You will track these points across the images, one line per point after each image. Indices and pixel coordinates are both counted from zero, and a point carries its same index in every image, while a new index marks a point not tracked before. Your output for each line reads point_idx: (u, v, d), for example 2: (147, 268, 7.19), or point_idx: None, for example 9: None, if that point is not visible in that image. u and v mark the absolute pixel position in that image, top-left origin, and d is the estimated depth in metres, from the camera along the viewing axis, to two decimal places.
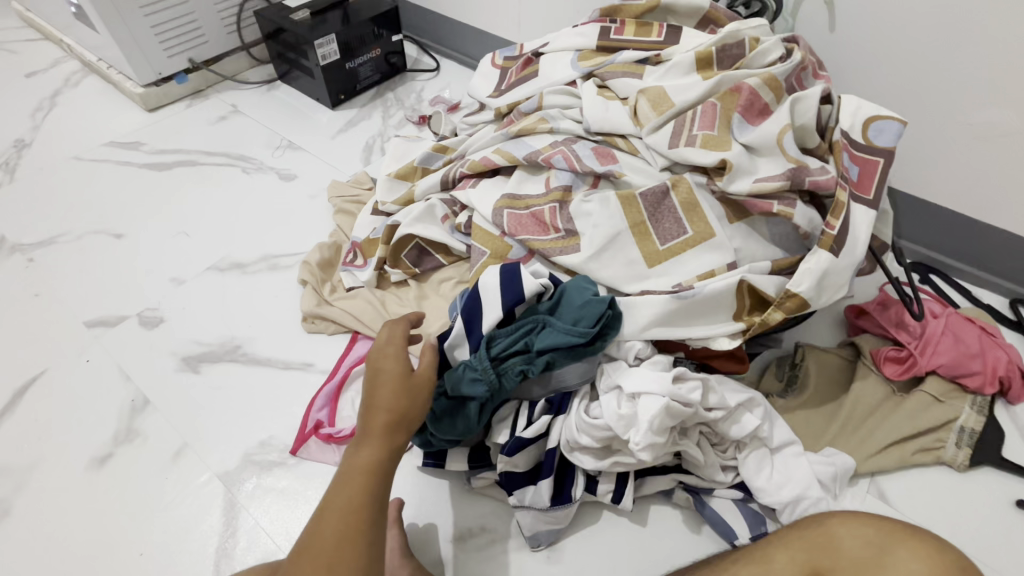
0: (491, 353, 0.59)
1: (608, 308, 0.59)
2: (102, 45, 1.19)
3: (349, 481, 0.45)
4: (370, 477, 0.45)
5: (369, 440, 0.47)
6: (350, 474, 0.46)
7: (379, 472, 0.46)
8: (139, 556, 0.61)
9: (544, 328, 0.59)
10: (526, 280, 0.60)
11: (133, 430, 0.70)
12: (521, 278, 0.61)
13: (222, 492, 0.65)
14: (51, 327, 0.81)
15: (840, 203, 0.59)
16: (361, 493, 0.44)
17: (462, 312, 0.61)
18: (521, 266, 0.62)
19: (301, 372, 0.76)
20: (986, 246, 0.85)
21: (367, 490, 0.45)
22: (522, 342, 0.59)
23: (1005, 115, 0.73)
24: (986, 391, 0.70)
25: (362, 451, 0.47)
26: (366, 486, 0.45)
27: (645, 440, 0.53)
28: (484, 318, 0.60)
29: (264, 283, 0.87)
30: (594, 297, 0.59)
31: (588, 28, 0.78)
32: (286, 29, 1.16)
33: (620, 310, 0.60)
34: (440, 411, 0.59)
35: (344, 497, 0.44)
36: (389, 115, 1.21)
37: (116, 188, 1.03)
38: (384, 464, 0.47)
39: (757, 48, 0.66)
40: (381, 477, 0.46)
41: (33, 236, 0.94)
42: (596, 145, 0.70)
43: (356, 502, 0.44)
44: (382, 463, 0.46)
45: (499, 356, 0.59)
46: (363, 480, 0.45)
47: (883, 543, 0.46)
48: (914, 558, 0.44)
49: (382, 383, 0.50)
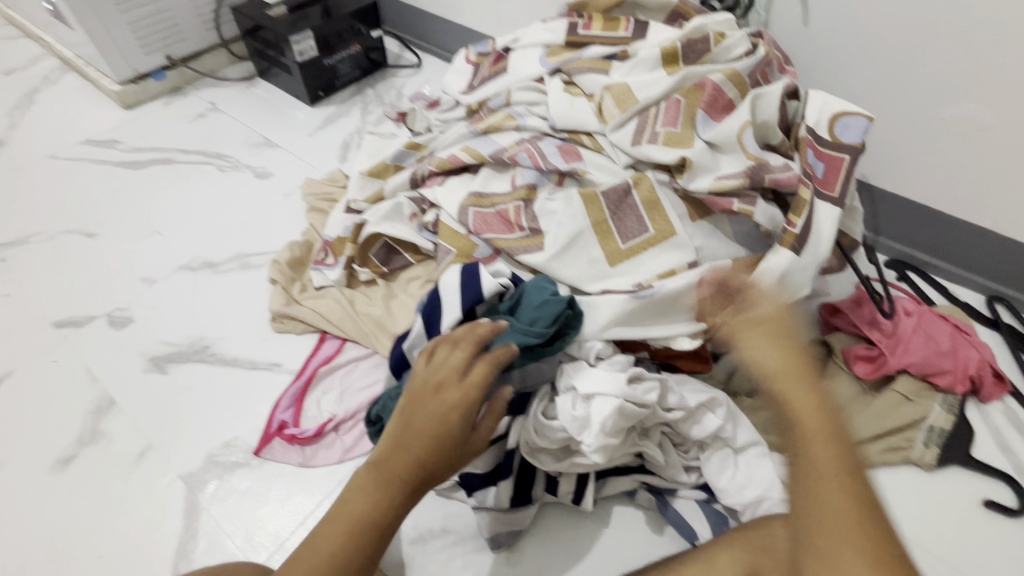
0: None
1: (567, 308, 0.58)
2: (78, 42, 1.18)
3: (354, 511, 0.43)
4: (360, 531, 0.42)
5: (379, 489, 0.43)
6: (344, 514, 0.43)
7: (385, 520, 0.43)
8: (99, 559, 0.61)
9: None
10: (485, 280, 0.60)
11: (97, 431, 0.70)
12: (481, 278, 0.61)
13: (184, 493, 0.65)
14: (19, 328, 0.80)
15: (802, 201, 0.58)
16: (356, 533, 0.42)
17: (422, 312, 0.62)
18: (482, 266, 0.62)
19: (268, 371, 0.75)
20: (963, 242, 0.84)
21: (353, 541, 0.42)
22: None
23: (978, 110, 0.72)
24: (956, 390, 0.70)
25: (367, 494, 0.43)
26: (353, 538, 0.42)
27: (599, 442, 0.53)
28: (444, 319, 0.60)
29: (234, 283, 0.86)
30: (552, 297, 0.58)
31: (557, 23, 0.77)
32: (263, 25, 1.15)
33: (580, 309, 0.60)
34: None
35: (340, 528, 0.43)
36: (368, 111, 1.20)
37: (90, 186, 1.03)
38: (380, 523, 0.43)
39: (722, 43, 0.65)
40: (373, 540, 0.43)
41: (5, 236, 0.93)
42: (562, 142, 0.69)
43: (336, 552, 0.42)
44: (382, 519, 0.43)
45: None
46: (367, 523, 0.43)
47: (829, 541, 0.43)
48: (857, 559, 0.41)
49: (434, 432, 0.45)
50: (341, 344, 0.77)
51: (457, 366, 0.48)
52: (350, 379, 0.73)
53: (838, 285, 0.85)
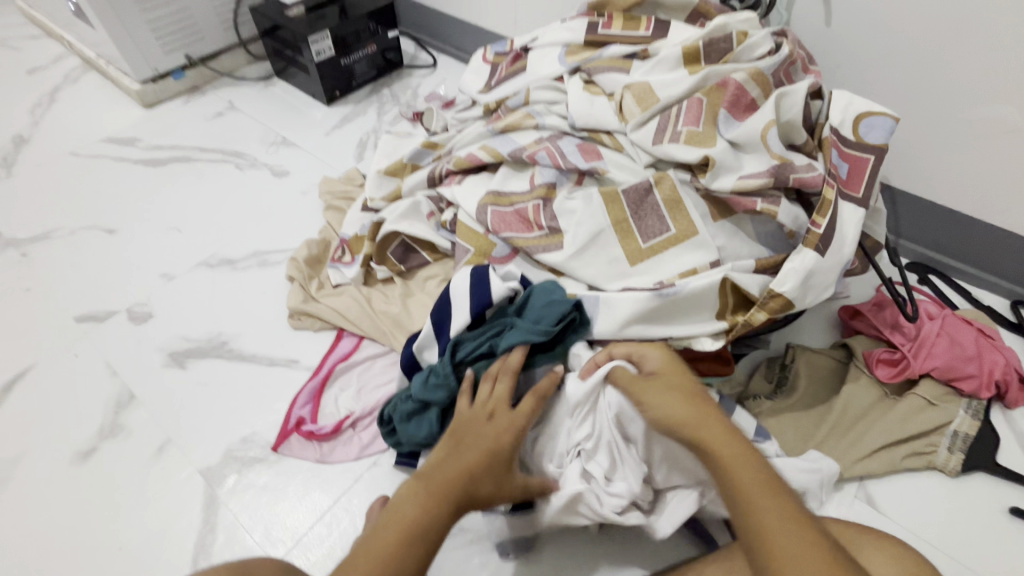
0: (456, 357, 0.59)
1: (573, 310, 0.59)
2: (100, 42, 1.20)
3: (415, 505, 0.44)
4: (415, 536, 0.42)
5: (439, 495, 0.45)
6: (400, 519, 0.43)
7: (440, 523, 0.44)
8: (118, 551, 0.61)
9: (509, 329, 0.59)
10: (493, 283, 0.60)
11: (118, 424, 0.71)
12: (489, 280, 0.61)
13: (203, 488, 0.65)
14: (42, 322, 0.81)
15: (827, 200, 0.57)
16: (414, 529, 0.43)
17: (432, 316, 0.63)
18: (491, 269, 0.62)
19: (286, 368, 0.76)
20: (987, 246, 0.82)
21: (410, 543, 0.42)
22: (487, 345, 0.59)
23: (1007, 111, 0.71)
24: (981, 395, 0.69)
25: (428, 495, 0.45)
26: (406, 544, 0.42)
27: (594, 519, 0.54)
28: (453, 322, 0.61)
29: (252, 280, 0.87)
30: (559, 298, 0.59)
31: (576, 23, 0.77)
32: (281, 26, 1.16)
33: (587, 316, 0.61)
34: (409, 412, 0.60)
35: (400, 521, 0.43)
36: (383, 111, 1.21)
37: (111, 184, 1.04)
38: (432, 532, 0.43)
39: (745, 42, 0.64)
40: (425, 554, 0.42)
41: (28, 231, 0.94)
42: (582, 141, 0.69)
43: (392, 555, 0.41)
44: (435, 530, 0.43)
45: (465, 360, 0.59)
46: (423, 522, 0.43)
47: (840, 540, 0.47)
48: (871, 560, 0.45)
49: (484, 446, 0.50)
50: (358, 341, 0.77)
51: (504, 398, 0.54)
52: (367, 377, 0.73)
53: (858, 288, 0.84)
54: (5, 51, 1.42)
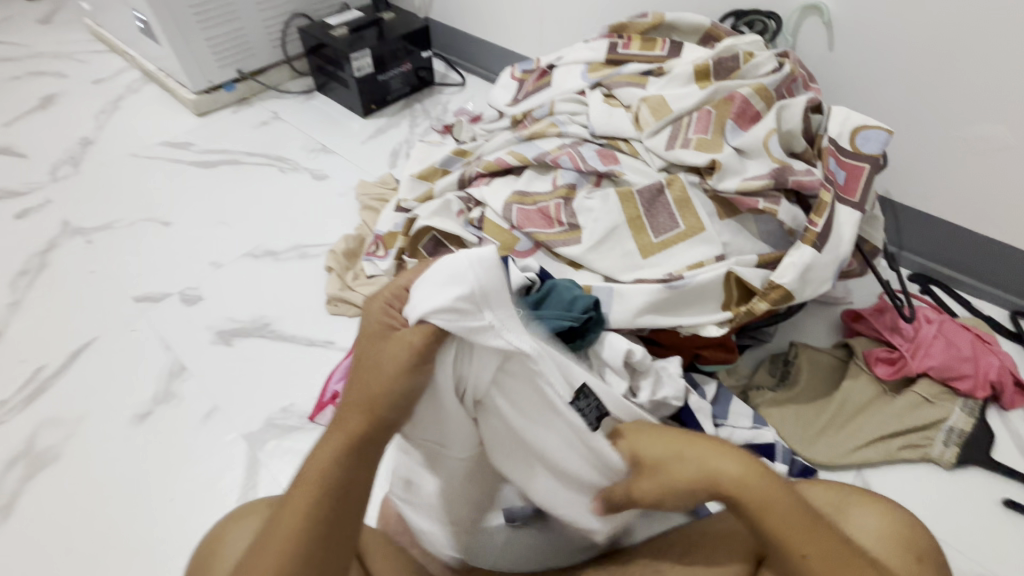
0: None
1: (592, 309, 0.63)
2: (162, 56, 1.32)
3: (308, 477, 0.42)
4: (324, 500, 0.42)
5: (335, 455, 0.42)
6: (303, 484, 0.42)
7: (330, 478, 0.42)
8: (169, 502, 0.67)
9: None
10: (513, 272, 0.63)
11: (170, 392, 0.77)
12: (509, 270, 0.64)
13: (246, 450, 0.71)
14: (105, 301, 0.90)
15: (823, 203, 0.63)
16: (306, 502, 0.41)
17: None
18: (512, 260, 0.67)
19: (323, 349, 0.82)
20: (985, 258, 0.86)
21: (308, 513, 0.41)
22: None
23: (998, 130, 0.77)
24: (977, 395, 0.72)
25: (327, 452, 0.43)
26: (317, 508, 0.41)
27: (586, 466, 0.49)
28: None
29: (294, 270, 0.94)
30: (581, 295, 0.63)
31: (598, 44, 0.85)
32: (325, 44, 1.26)
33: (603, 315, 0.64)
34: None
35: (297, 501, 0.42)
36: (415, 124, 1.30)
37: (167, 182, 1.14)
38: (337, 482, 0.42)
39: (751, 61, 0.72)
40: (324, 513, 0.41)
41: (93, 222, 1.04)
42: (600, 147, 0.76)
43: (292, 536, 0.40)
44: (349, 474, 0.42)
45: None
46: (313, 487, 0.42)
47: (840, 503, 0.49)
48: (867, 517, 0.47)
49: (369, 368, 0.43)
50: None
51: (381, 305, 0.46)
52: None
53: (860, 295, 0.89)
54: (73, 63, 1.55)
